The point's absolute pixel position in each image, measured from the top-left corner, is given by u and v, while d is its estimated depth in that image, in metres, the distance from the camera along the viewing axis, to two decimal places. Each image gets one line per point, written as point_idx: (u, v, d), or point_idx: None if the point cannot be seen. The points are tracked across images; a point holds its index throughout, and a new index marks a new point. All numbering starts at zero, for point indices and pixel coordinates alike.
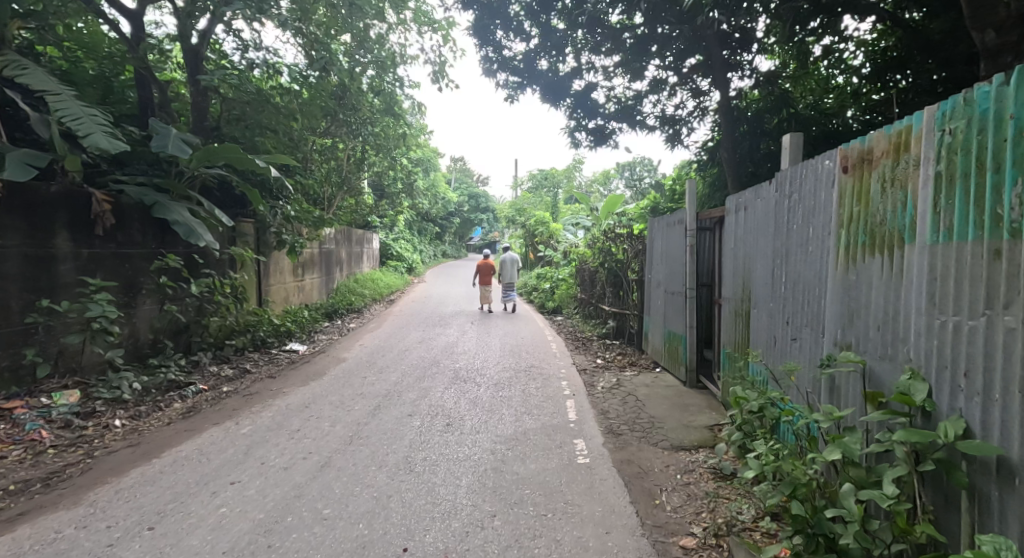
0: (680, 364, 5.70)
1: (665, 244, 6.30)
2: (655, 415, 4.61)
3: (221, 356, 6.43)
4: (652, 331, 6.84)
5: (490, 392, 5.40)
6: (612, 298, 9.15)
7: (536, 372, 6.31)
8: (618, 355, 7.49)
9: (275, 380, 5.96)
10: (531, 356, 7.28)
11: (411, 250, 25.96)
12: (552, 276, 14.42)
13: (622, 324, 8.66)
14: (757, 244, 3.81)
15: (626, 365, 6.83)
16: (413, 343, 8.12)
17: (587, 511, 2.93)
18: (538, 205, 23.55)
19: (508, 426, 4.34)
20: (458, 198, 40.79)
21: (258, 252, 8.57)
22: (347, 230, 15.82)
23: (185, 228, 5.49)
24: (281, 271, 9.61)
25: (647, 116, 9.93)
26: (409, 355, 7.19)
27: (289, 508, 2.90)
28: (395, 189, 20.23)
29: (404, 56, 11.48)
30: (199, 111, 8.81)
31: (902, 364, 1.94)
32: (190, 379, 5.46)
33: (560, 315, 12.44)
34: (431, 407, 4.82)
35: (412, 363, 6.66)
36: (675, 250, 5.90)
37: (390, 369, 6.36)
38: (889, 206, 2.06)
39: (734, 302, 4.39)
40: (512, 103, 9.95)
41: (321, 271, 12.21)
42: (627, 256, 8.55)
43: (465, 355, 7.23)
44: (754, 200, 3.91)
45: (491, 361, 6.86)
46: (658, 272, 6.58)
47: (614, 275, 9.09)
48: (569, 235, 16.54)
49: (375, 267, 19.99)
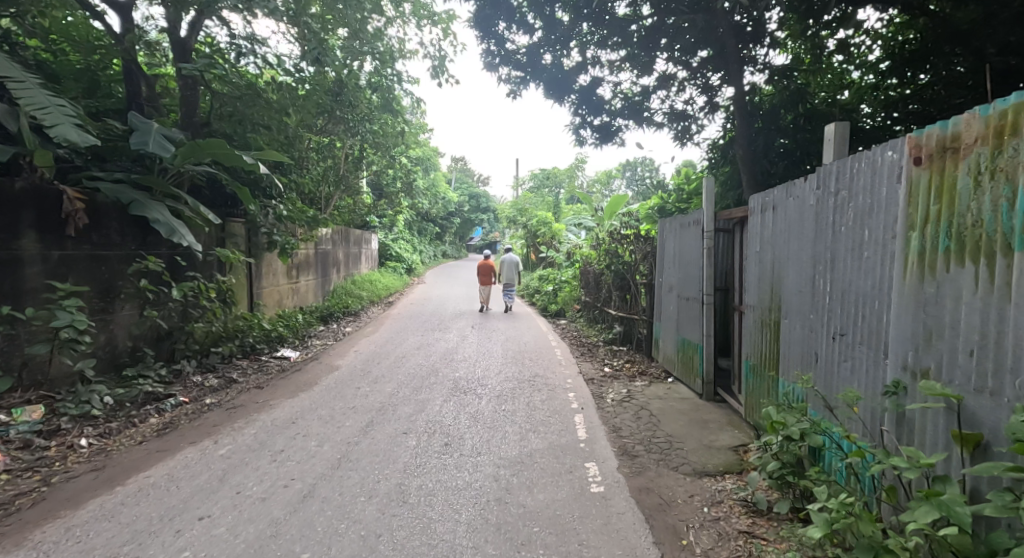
0: (696, 376, 5.32)
1: (679, 246, 5.93)
2: (672, 433, 4.23)
3: (206, 365, 6.05)
4: (664, 339, 6.47)
5: (492, 405, 5.02)
6: (619, 302, 8.78)
7: (541, 382, 5.93)
8: (627, 363, 7.12)
9: (263, 391, 5.58)
10: (534, 364, 6.92)
11: (410, 251, 25.60)
12: (555, 278, 14.04)
13: (630, 329, 8.29)
14: (789, 249, 3.47)
15: (635, 374, 6.45)
16: (411, 349, 7.75)
17: (605, 555, 2.55)
18: (539, 205, 23.18)
19: (513, 446, 3.96)
20: (459, 197, 40.35)
21: (249, 253, 8.21)
22: (345, 230, 15.44)
23: (165, 226, 5.08)
24: (275, 273, 9.26)
25: (655, 112, 9.57)
26: (407, 363, 6.82)
27: (262, 553, 2.51)
28: (394, 189, 19.87)
29: (402, 51, 11.12)
30: (188, 107, 8.44)
31: (1017, 399, 1.61)
32: (170, 391, 5.08)
33: (563, 318, 12.08)
34: (428, 423, 4.45)
35: (410, 372, 6.29)
36: (690, 253, 5.53)
37: (386, 378, 5.99)
38: (990, 206, 1.73)
39: (759, 311, 4.02)
40: (514, 99, 9.58)
41: (317, 272, 11.85)
42: (634, 258, 8.18)
43: (465, 362, 6.86)
44: (785, 199, 3.57)
45: (493, 370, 6.49)
46: (671, 276, 6.20)
47: (621, 279, 8.72)
48: (573, 235, 16.16)
49: (373, 268, 19.61)
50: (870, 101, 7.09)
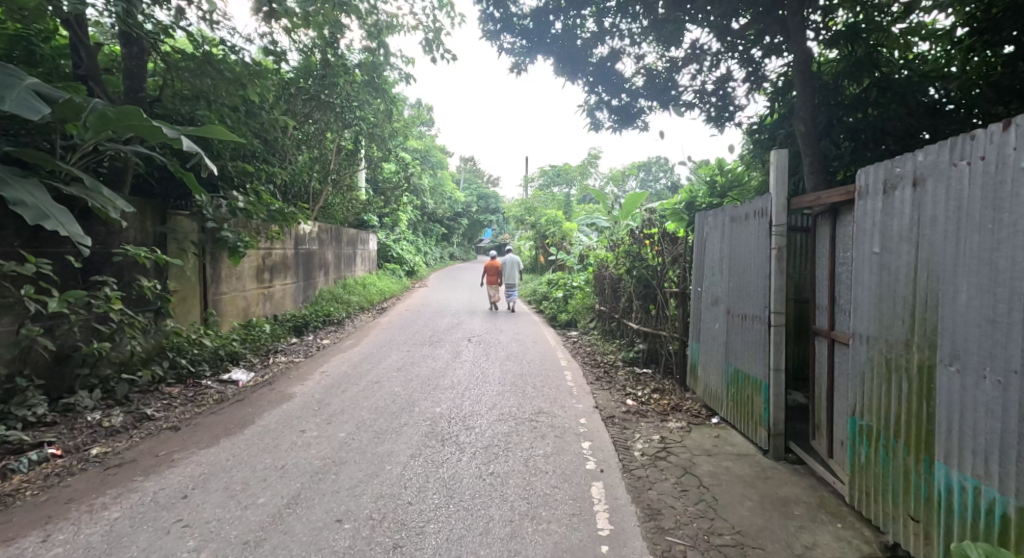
0: (755, 423, 3.92)
1: (729, 246, 4.50)
2: (742, 526, 2.82)
3: (114, 396, 4.72)
4: (705, 365, 5.08)
5: (476, 465, 3.63)
6: (641, 313, 7.35)
7: (546, 425, 4.52)
8: (655, 395, 5.71)
9: (178, 433, 4.23)
10: (539, 394, 5.50)
11: (413, 251, 24.17)
12: (566, 282, 12.60)
13: (655, 347, 6.86)
14: (959, 252, 2.12)
15: (668, 414, 5.02)
16: (388, 372, 6.38)
17: None
18: (548, 204, 21.72)
19: (496, 554, 2.55)
20: (468, 197, 38.78)
21: (201, 253, 6.89)
22: (336, 229, 14.10)
23: (32, 212, 3.77)
24: (237, 276, 7.98)
25: (684, 90, 8.14)
26: (377, 393, 5.43)
27: None
28: (394, 185, 18.50)
29: (393, 23, 9.77)
30: (133, 80, 7.09)
31: None
32: (40, 438, 3.76)
33: (573, 329, 10.66)
34: (377, 501, 3.07)
35: (377, 407, 4.90)
36: (748, 255, 4.11)
37: (344, 416, 4.62)
38: None
39: (875, 345, 2.61)
40: (518, 74, 8.21)
41: (297, 276, 10.55)
42: (663, 261, 6.75)
43: (453, 392, 5.47)
44: (949, 168, 2.18)
45: (485, 403, 5.09)
46: (715, 284, 4.80)
47: (645, 286, 7.30)
48: (584, 235, 14.73)
49: (371, 270, 18.30)
50: (935, 84, 5.48)
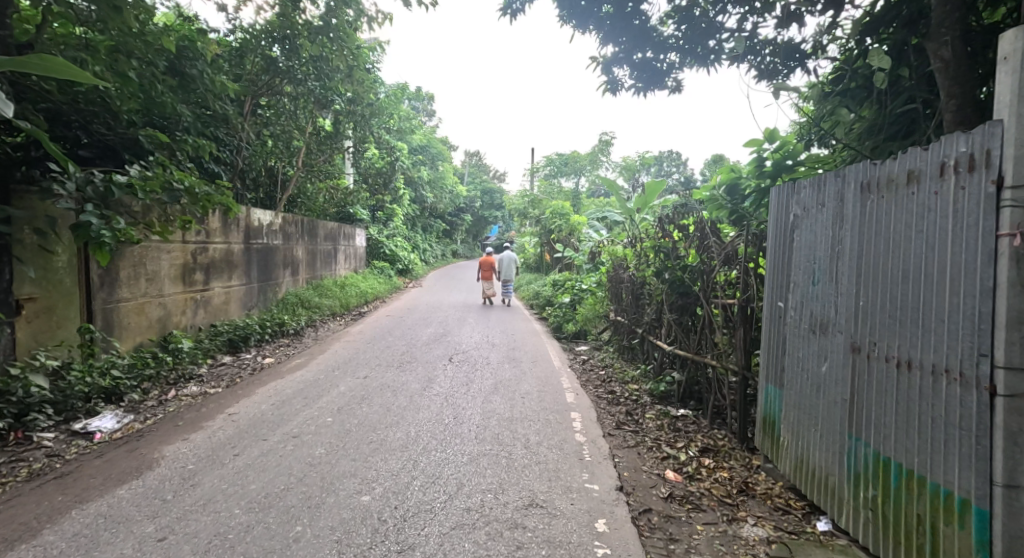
0: None
1: (861, 233, 2.57)
2: None
3: None
4: (795, 428, 3.17)
5: None
6: (675, 330, 5.44)
7: (539, 545, 2.63)
8: (707, 460, 3.82)
9: None
10: (534, 462, 3.61)
11: (409, 249, 22.26)
12: (574, 284, 10.69)
13: (696, 380, 4.97)
14: None
15: (742, 507, 3.12)
16: (321, 417, 4.47)
17: None
18: (555, 196, 19.85)
19: None
20: (472, 192, 36.90)
21: (75, 247, 5.06)
22: (310, 222, 12.27)
23: None
24: (147, 277, 6.18)
25: (729, 38, 6.13)
26: (283, 461, 3.55)
27: None
28: (382, 174, 16.63)
29: None
30: None
31: None
32: None
33: (583, 342, 8.77)
34: None
35: (267, 496, 3.04)
36: (916, 250, 2.18)
37: (200, 520, 2.75)
38: None
39: None
40: (512, 19, 6.31)
41: (248, 276, 8.69)
42: (710, 260, 4.82)
43: (397, 461, 3.58)
44: None
45: (443, 488, 3.20)
46: (823, 301, 2.88)
47: (680, 295, 5.38)
48: (595, 230, 12.85)
49: (357, 268, 16.50)
50: None
